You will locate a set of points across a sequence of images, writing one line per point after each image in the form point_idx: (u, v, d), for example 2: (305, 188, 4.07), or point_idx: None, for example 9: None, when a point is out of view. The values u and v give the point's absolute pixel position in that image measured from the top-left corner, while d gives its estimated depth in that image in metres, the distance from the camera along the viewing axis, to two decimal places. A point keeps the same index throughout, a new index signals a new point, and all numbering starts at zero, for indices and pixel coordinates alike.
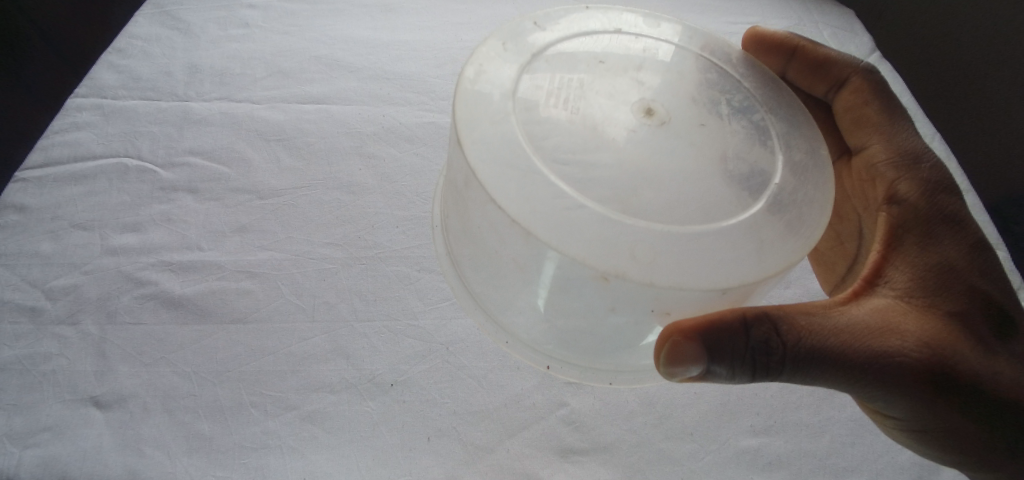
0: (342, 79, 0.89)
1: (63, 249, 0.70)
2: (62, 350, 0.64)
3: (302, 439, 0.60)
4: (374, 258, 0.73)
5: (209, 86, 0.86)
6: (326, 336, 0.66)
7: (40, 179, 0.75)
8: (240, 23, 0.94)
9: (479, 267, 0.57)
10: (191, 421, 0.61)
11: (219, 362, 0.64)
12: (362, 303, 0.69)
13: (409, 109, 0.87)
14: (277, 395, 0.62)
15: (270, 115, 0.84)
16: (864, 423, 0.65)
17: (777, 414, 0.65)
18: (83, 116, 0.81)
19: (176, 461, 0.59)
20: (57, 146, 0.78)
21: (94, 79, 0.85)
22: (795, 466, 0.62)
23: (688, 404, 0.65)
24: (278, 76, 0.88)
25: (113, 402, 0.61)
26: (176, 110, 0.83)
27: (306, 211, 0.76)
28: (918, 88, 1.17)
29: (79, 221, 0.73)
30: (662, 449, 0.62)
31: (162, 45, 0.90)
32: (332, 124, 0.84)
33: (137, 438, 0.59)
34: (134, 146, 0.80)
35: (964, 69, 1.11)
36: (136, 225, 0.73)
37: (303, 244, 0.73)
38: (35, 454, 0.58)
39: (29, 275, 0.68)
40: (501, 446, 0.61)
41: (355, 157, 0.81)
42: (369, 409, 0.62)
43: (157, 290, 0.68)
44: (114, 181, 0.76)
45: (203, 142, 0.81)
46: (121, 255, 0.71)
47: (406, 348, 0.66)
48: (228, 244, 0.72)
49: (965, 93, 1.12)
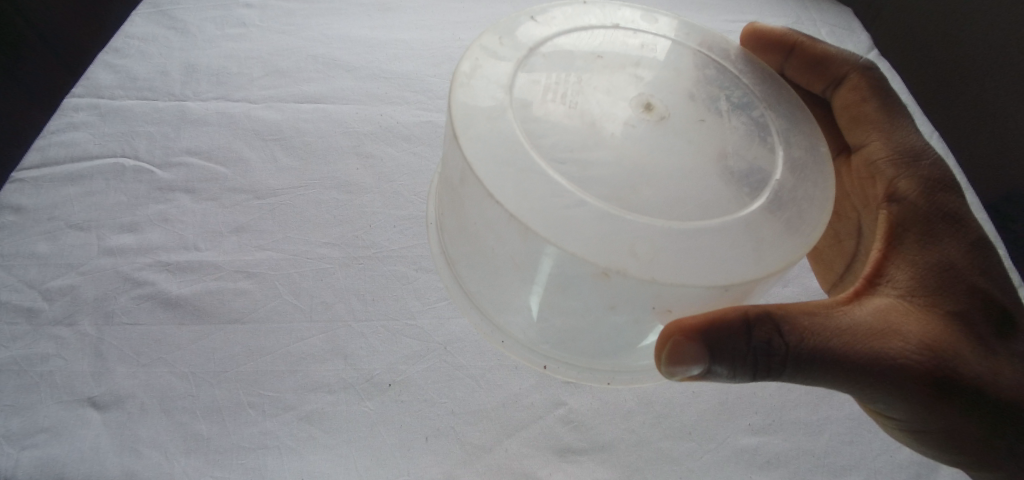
0: (339, 78, 0.88)
1: (60, 249, 0.70)
2: (60, 350, 0.64)
3: (299, 439, 0.60)
4: (371, 258, 0.73)
5: (206, 85, 0.86)
6: (324, 336, 0.66)
7: (36, 179, 0.75)
8: (236, 22, 0.94)
9: (476, 265, 0.57)
10: (189, 421, 0.61)
11: (216, 363, 0.64)
12: (360, 303, 0.69)
13: (406, 109, 0.87)
14: (274, 395, 0.62)
15: (266, 114, 0.84)
16: (863, 421, 0.65)
17: (775, 412, 0.65)
18: (80, 116, 0.81)
19: (174, 462, 0.58)
20: (53, 146, 0.78)
21: (90, 79, 0.84)
22: (793, 464, 0.62)
23: (686, 403, 0.65)
24: (274, 75, 0.88)
25: (110, 402, 0.61)
26: (172, 109, 0.83)
27: (302, 210, 0.76)
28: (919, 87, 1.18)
29: (76, 222, 0.72)
30: (660, 447, 0.62)
31: (158, 44, 0.90)
32: (329, 124, 0.84)
33: (134, 438, 0.59)
34: (131, 146, 0.79)
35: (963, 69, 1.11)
36: (133, 225, 0.73)
37: (301, 245, 0.73)
38: (32, 455, 0.58)
39: (26, 276, 0.68)
40: (498, 446, 0.61)
41: (352, 156, 0.81)
42: (366, 409, 0.62)
43: (153, 291, 0.68)
44: (111, 181, 0.76)
45: (199, 142, 0.80)
46: (117, 256, 0.70)
47: (402, 348, 0.66)
48: (224, 244, 0.72)
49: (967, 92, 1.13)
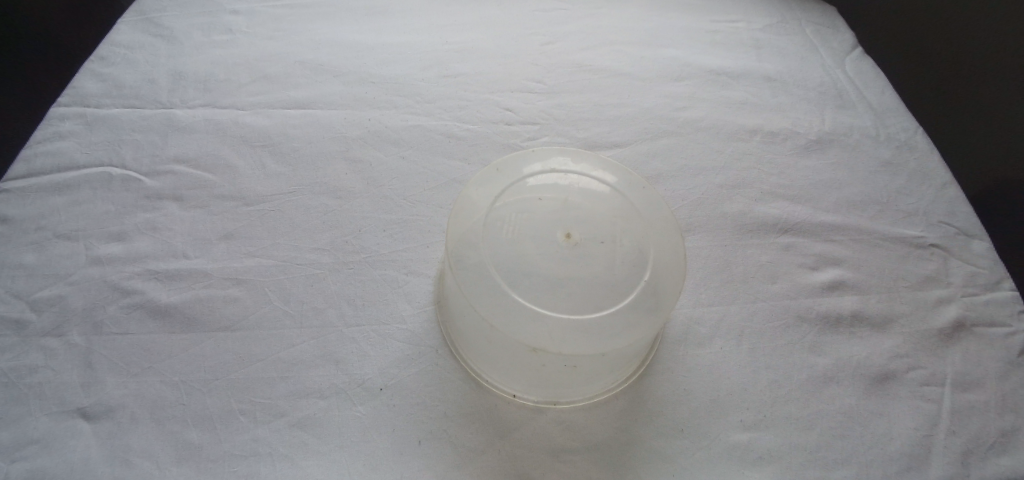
0: (327, 83, 0.88)
1: (48, 259, 0.70)
2: (48, 361, 0.63)
3: (292, 446, 0.60)
4: (362, 263, 0.72)
5: (193, 93, 0.86)
6: (315, 342, 0.66)
7: (23, 190, 0.74)
8: (224, 29, 0.94)
9: (480, 277, 0.59)
10: (180, 430, 0.60)
11: (206, 371, 0.64)
12: (351, 308, 0.69)
13: (395, 113, 0.86)
14: (265, 402, 0.62)
15: (255, 121, 0.84)
16: (853, 415, 0.65)
17: (766, 408, 0.65)
18: (66, 125, 0.80)
19: (165, 471, 0.58)
20: (39, 156, 0.77)
21: (77, 87, 0.84)
22: (784, 460, 0.62)
23: (677, 401, 0.65)
24: (263, 81, 0.88)
25: (100, 414, 0.61)
26: (159, 117, 0.83)
27: (293, 216, 0.76)
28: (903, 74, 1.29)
29: (64, 231, 0.72)
30: (652, 446, 0.62)
31: (144, 52, 0.90)
32: (318, 129, 0.84)
33: (125, 449, 0.59)
34: (118, 154, 0.79)
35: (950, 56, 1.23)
36: (121, 234, 0.72)
37: (290, 251, 0.73)
38: (21, 467, 0.57)
39: (13, 287, 0.67)
40: (491, 448, 0.61)
41: (341, 162, 0.81)
42: (358, 414, 0.62)
43: (142, 300, 0.68)
44: (98, 190, 0.76)
45: (187, 150, 0.80)
46: (106, 265, 0.70)
47: (393, 352, 0.66)
48: (213, 251, 0.72)
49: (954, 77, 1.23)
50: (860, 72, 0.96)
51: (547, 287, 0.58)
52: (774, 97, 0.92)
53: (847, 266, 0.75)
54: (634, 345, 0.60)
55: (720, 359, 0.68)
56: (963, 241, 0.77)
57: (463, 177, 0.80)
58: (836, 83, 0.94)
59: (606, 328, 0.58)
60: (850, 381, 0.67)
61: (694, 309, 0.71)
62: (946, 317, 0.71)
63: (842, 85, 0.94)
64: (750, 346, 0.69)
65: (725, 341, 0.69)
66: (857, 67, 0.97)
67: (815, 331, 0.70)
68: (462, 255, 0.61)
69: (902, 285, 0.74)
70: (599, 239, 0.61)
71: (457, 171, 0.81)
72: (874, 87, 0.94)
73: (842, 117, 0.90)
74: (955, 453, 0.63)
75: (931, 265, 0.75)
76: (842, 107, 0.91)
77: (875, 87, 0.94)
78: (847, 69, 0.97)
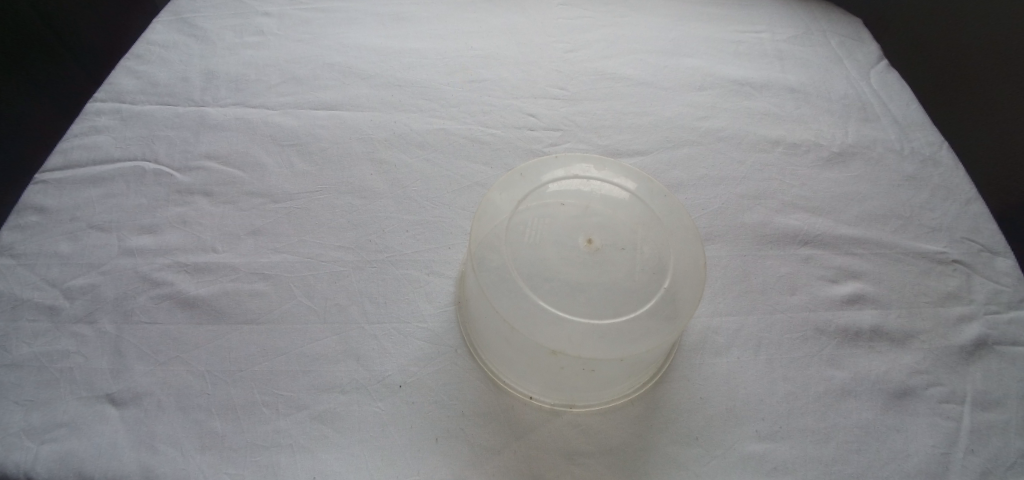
0: (355, 85, 0.90)
1: (81, 249, 0.72)
2: (79, 347, 0.65)
3: (312, 438, 0.61)
4: (383, 262, 0.74)
5: (224, 92, 0.88)
6: (336, 338, 0.67)
7: (59, 181, 0.77)
8: (255, 31, 0.96)
9: (501, 280, 0.60)
10: (204, 419, 0.62)
11: (231, 362, 0.65)
12: (373, 306, 0.70)
13: (420, 116, 0.88)
14: (288, 395, 0.64)
15: (284, 120, 0.86)
16: (871, 430, 0.65)
17: (782, 420, 0.65)
18: (103, 120, 0.83)
19: (189, 458, 0.60)
20: (75, 149, 0.80)
21: (112, 84, 0.87)
22: (800, 472, 0.62)
23: (694, 408, 0.65)
24: (292, 82, 0.90)
25: (128, 400, 0.62)
26: (191, 115, 0.85)
27: (318, 214, 0.77)
28: (913, 81, 1.36)
29: (97, 222, 0.74)
30: (667, 452, 0.62)
31: (179, 51, 0.92)
32: (345, 130, 0.85)
33: (151, 435, 0.61)
34: (151, 150, 0.81)
35: (956, 65, 1.29)
36: (152, 226, 0.75)
37: (315, 248, 0.74)
38: (52, 449, 0.59)
39: (47, 275, 0.69)
40: (507, 449, 0.62)
41: (366, 162, 0.83)
42: (377, 410, 0.63)
43: (172, 291, 0.70)
44: (131, 183, 0.78)
45: (217, 147, 0.82)
46: (137, 256, 0.72)
47: (413, 349, 0.67)
48: (241, 246, 0.74)
49: (961, 84, 1.29)
50: (885, 86, 0.96)
51: (567, 291, 0.59)
52: (796, 109, 0.92)
53: (867, 279, 0.75)
54: (652, 352, 0.60)
55: (736, 368, 0.68)
56: (986, 258, 0.77)
57: (485, 180, 0.82)
58: (860, 96, 0.94)
59: (626, 334, 0.58)
60: (868, 396, 0.67)
61: (712, 318, 0.71)
62: (968, 334, 0.71)
63: (866, 99, 0.94)
64: (768, 357, 0.69)
65: (742, 351, 0.69)
66: (881, 81, 0.97)
67: (834, 344, 0.70)
68: (484, 257, 0.62)
69: (924, 301, 0.73)
70: (619, 245, 0.62)
71: (480, 174, 0.82)
72: (898, 101, 0.94)
73: (865, 130, 0.90)
74: (974, 472, 0.62)
75: (953, 282, 0.75)
76: (866, 121, 0.91)
77: (899, 101, 0.94)
78: (871, 83, 0.97)
